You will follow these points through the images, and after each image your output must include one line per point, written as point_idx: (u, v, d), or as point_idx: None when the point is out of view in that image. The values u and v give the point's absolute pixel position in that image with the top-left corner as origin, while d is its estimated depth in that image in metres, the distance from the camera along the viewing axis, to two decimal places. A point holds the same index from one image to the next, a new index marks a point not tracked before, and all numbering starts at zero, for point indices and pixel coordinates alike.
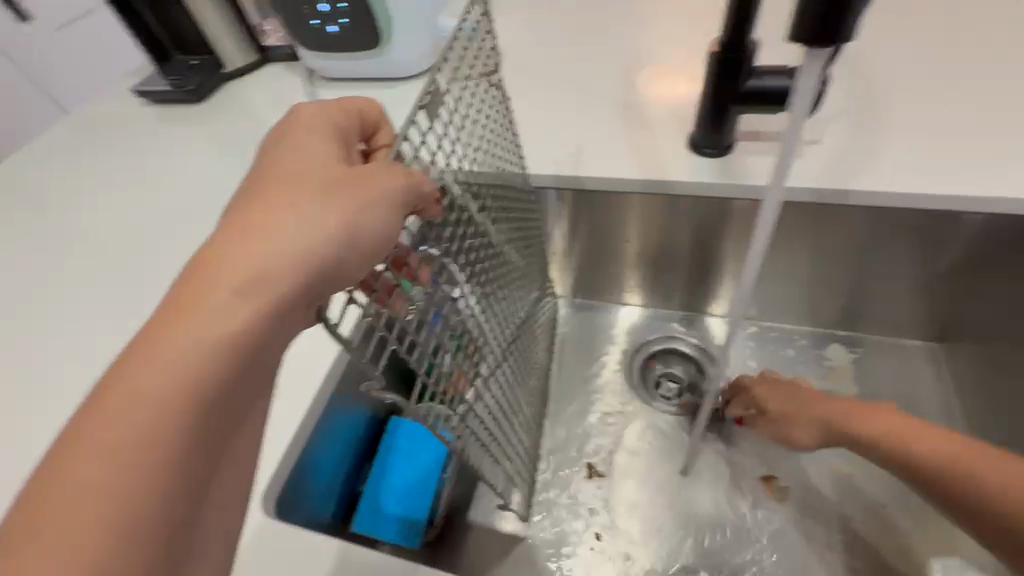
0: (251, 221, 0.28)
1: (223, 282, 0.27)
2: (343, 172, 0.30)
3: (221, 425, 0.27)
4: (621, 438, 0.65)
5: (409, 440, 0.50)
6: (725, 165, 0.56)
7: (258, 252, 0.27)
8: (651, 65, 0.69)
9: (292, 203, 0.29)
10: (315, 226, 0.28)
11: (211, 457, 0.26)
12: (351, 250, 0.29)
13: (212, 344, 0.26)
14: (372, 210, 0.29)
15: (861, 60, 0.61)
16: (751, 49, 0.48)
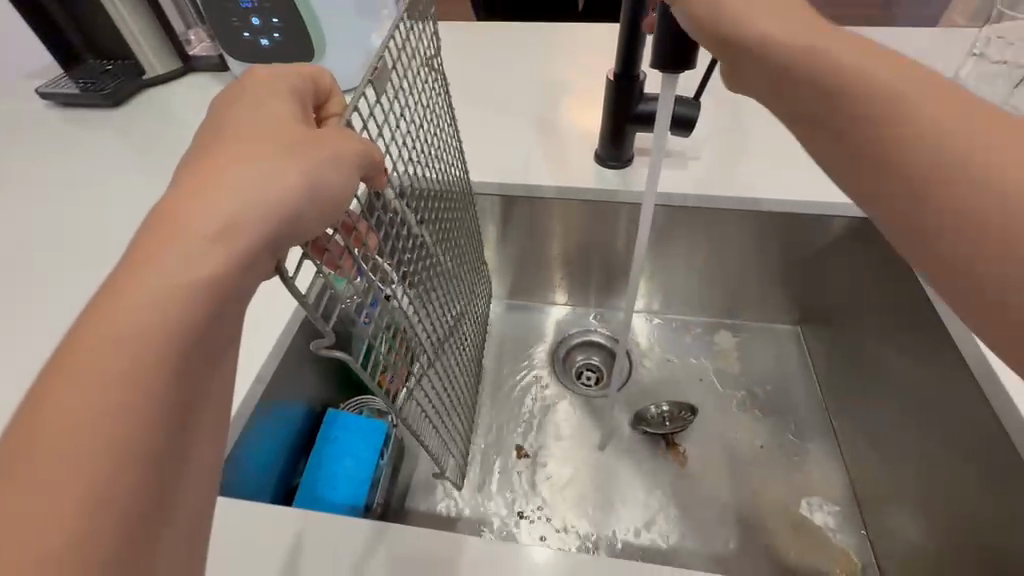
0: (216, 172, 0.28)
1: (191, 226, 0.26)
2: (302, 136, 0.31)
3: (203, 368, 0.26)
4: (546, 416, 0.71)
5: (344, 431, 0.52)
6: (626, 174, 0.66)
7: (229, 200, 0.27)
8: (562, 94, 0.78)
9: (255, 156, 0.29)
10: (281, 178, 0.29)
11: (190, 403, 0.26)
12: (319, 203, 0.30)
13: (186, 287, 0.25)
14: (335, 168, 0.31)
15: (734, 92, 0.74)
16: (639, 81, 0.58)
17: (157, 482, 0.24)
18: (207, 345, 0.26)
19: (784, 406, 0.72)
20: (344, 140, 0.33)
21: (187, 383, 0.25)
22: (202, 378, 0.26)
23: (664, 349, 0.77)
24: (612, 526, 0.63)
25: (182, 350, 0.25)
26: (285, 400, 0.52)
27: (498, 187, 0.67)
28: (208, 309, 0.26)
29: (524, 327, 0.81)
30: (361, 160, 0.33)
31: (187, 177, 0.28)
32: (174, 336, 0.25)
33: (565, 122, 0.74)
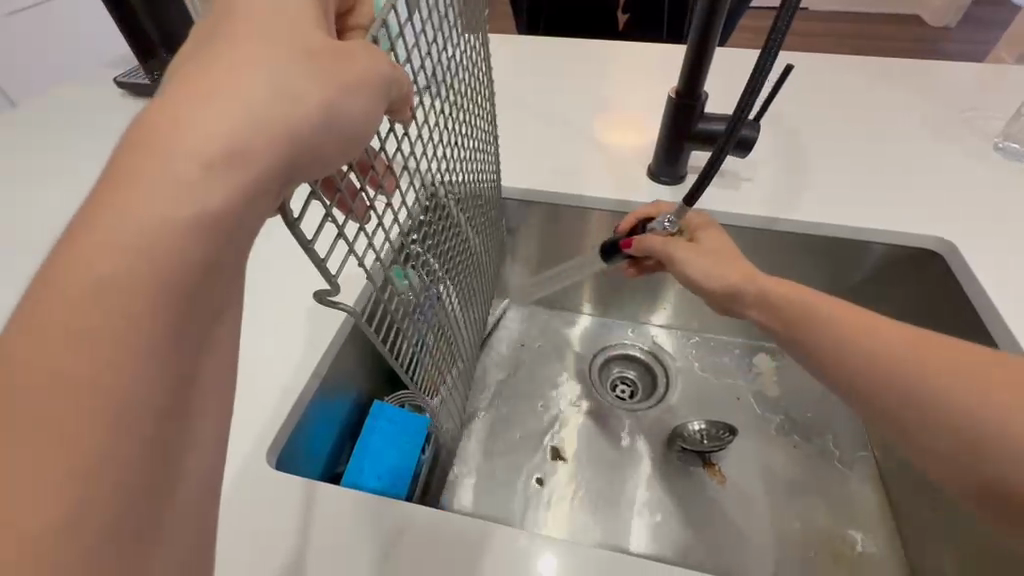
0: (210, 78, 0.26)
1: (186, 144, 0.25)
2: (322, 50, 0.30)
3: (211, 304, 0.25)
4: (566, 419, 0.72)
5: (384, 423, 0.53)
6: (680, 193, 0.67)
7: (229, 117, 0.26)
8: (614, 108, 0.80)
9: (256, 61, 0.27)
10: (290, 94, 0.28)
11: (196, 338, 0.25)
12: (333, 130, 0.30)
13: (190, 216, 0.24)
14: (352, 95, 0.30)
15: (785, 118, 0.75)
16: (701, 99, 0.59)
17: (164, 416, 0.23)
18: (219, 280, 0.25)
19: (819, 431, 0.71)
20: (362, 61, 0.31)
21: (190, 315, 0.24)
22: (212, 316, 0.26)
23: (704, 365, 0.77)
24: (627, 535, 0.62)
25: (188, 283, 0.24)
26: (344, 384, 0.55)
27: (519, 192, 0.70)
28: (216, 241, 0.25)
29: (543, 331, 0.81)
30: (380, 86, 0.32)
31: (190, 83, 0.26)
32: (175, 264, 0.24)
33: (614, 135, 0.76)
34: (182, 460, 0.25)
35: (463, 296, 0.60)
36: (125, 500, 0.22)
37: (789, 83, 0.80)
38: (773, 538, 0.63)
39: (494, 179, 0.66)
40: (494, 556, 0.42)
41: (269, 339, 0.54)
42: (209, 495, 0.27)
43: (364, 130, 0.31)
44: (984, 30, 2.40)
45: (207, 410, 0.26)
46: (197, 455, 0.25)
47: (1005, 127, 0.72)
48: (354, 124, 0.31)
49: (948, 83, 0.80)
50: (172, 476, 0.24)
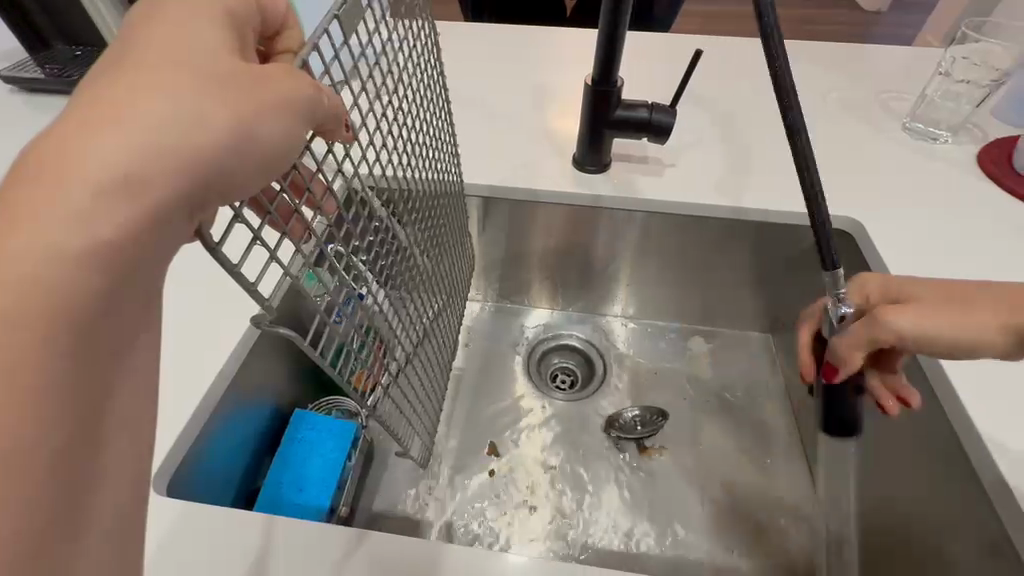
0: (113, 101, 0.24)
1: (83, 170, 0.22)
2: (236, 72, 0.27)
3: (111, 342, 0.24)
4: (533, 422, 0.71)
5: (313, 432, 0.51)
6: (601, 182, 0.67)
7: (127, 139, 0.23)
8: (544, 96, 0.79)
9: (161, 85, 0.25)
10: (201, 116, 0.25)
11: (91, 380, 0.23)
12: (247, 153, 0.27)
13: (81, 257, 0.22)
14: (270, 115, 0.27)
15: (712, 104, 0.76)
16: (615, 86, 0.59)
17: (61, 464, 0.22)
18: (116, 316, 0.24)
19: (753, 411, 0.73)
20: (287, 83, 0.29)
21: (84, 356, 0.23)
22: (112, 355, 0.24)
23: (645, 352, 0.78)
24: (590, 533, 0.63)
25: (80, 322, 0.22)
26: (258, 398, 0.53)
27: (486, 189, 0.68)
28: (113, 275, 0.23)
29: (503, 328, 0.80)
30: (307, 108, 0.30)
31: (83, 116, 0.23)
32: (71, 303, 0.22)
33: (545, 124, 0.75)
34: (86, 506, 0.23)
35: (414, 291, 0.56)
36: (20, 553, 0.21)
37: (717, 69, 0.81)
38: (717, 516, 0.65)
39: (456, 173, 0.64)
40: (460, 556, 0.42)
41: (193, 358, 0.49)
42: (115, 542, 0.25)
43: (283, 152, 0.29)
44: (907, 13, 2.51)
45: (116, 448, 0.24)
46: (105, 498, 0.24)
47: (914, 108, 0.75)
48: (272, 146, 0.28)
49: (862, 65, 0.83)
50: (76, 521, 0.23)
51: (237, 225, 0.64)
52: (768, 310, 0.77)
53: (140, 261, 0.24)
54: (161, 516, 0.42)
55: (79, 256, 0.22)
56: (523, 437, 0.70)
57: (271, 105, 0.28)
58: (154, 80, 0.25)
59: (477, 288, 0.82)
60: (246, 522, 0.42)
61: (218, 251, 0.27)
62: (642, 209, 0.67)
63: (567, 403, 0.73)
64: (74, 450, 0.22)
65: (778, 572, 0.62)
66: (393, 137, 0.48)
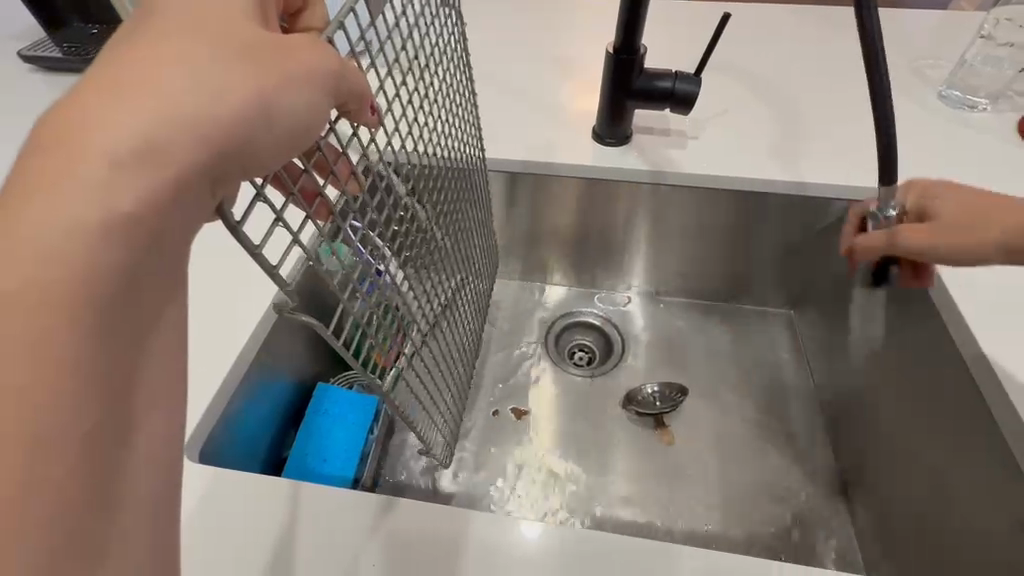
0: (129, 77, 0.24)
1: (100, 140, 0.22)
2: (255, 44, 0.27)
3: (137, 316, 0.23)
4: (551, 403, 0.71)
5: (337, 405, 0.52)
6: (621, 155, 0.66)
7: (147, 110, 0.23)
8: (562, 67, 0.77)
9: (180, 59, 0.25)
10: (223, 87, 0.25)
11: (121, 356, 0.23)
12: (267, 127, 0.26)
13: (98, 227, 0.22)
14: (296, 86, 0.27)
15: (738, 73, 0.74)
16: (641, 53, 0.58)
17: (96, 445, 0.22)
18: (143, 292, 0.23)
19: (771, 390, 0.73)
20: (310, 56, 0.28)
21: (108, 326, 0.22)
22: (140, 330, 0.23)
23: (665, 332, 0.78)
24: (614, 506, 0.63)
25: (104, 296, 0.22)
26: (279, 370, 0.53)
27: (520, 164, 0.67)
28: (135, 249, 0.23)
29: (525, 307, 0.80)
30: (329, 82, 0.29)
31: (97, 88, 0.23)
32: (99, 275, 0.22)
33: (564, 96, 0.73)
34: (123, 482, 0.23)
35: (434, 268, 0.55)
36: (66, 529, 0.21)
37: (741, 39, 0.78)
38: (738, 493, 0.65)
39: (478, 145, 0.63)
40: (476, 540, 0.42)
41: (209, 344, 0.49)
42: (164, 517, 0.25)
43: (307, 125, 0.28)
44: None
45: (149, 425, 0.24)
46: (142, 474, 0.24)
47: (952, 74, 0.72)
48: (296, 119, 0.27)
49: (896, 31, 0.79)
50: (112, 496, 0.23)
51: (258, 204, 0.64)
52: (788, 285, 0.76)
53: (160, 230, 0.23)
54: (188, 488, 0.43)
55: (100, 223, 0.22)
56: (548, 416, 0.70)
57: (286, 78, 0.27)
58: (175, 53, 0.25)
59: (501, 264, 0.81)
60: (280, 496, 0.43)
61: (239, 230, 0.26)
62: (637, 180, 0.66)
63: (582, 376, 0.74)
64: (107, 430, 0.22)
65: (801, 549, 0.62)
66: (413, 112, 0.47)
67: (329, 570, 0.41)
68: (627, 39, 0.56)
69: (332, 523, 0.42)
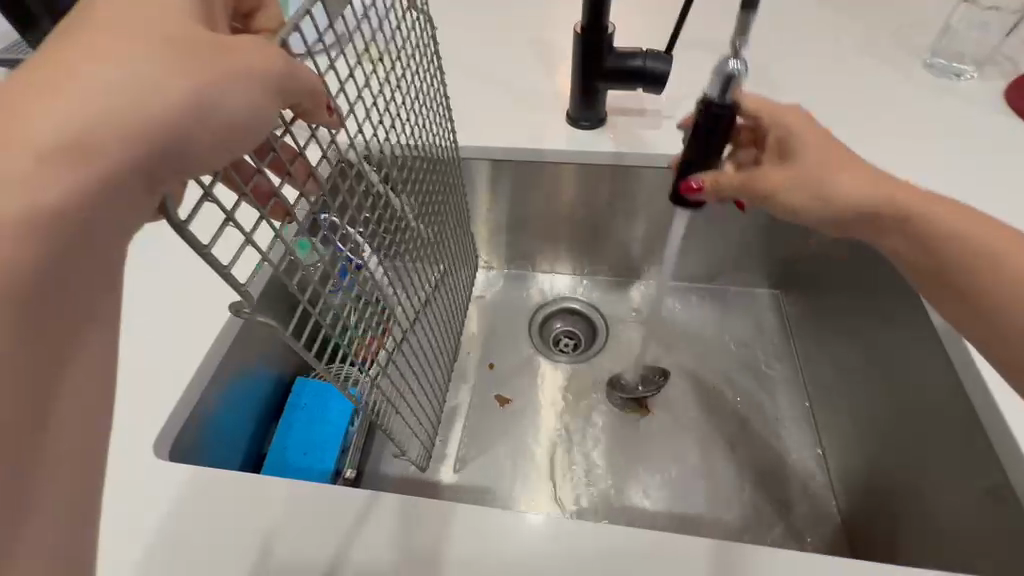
0: (62, 72, 0.23)
1: (25, 133, 0.22)
2: (194, 39, 0.26)
3: (65, 315, 0.23)
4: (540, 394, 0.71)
5: (315, 401, 0.53)
6: (598, 139, 0.64)
7: (74, 103, 0.23)
8: (536, 52, 0.76)
9: (111, 53, 0.24)
10: (156, 85, 0.24)
11: (49, 361, 0.23)
12: (205, 122, 0.26)
13: (17, 213, 0.22)
14: (238, 86, 0.26)
15: (717, 51, 0.72)
16: (608, 33, 0.56)
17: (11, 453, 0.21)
18: (75, 291, 0.24)
19: (756, 372, 0.72)
20: (255, 50, 0.28)
21: (37, 324, 0.22)
22: (72, 330, 0.24)
23: (647, 317, 0.77)
24: (598, 492, 0.64)
25: (28, 295, 0.22)
26: (255, 366, 0.54)
27: (498, 152, 0.66)
28: (58, 244, 0.23)
29: (513, 299, 0.80)
30: (277, 79, 0.28)
31: (25, 82, 0.23)
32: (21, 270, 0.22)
33: (537, 82, 0.72)
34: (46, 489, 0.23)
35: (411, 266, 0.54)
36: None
37: (721, 14, 0.76)
38: (721, 474, 0.65)
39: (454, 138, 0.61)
40: (463, 523, 0.43)
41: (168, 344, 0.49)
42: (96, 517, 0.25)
43: (248, 122, 0.27)
44: None
45: (78, 432, 0.24)
46: (72, 478, 0.24)
47: (938, 43, 0.70)
48: (234, 114, 0.26)
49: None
50: (31, 500, 0.22)
51: (206, 203, 0.63)
52: (772, 266, 0.75)
53: (80, 222, 0.23)
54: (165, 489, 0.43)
55: (14, 210, 0.22)
56: (536, 408, 0.70)
57: (227, 73, 0.26)
58: (109, 46, 0.24)
59: (486, 255, 0.81)
60: (256, 500, 0.43)
61: (183, 227, 0.25)
62: (613, 164, 0.65)
63: (568, 360, 0.74)
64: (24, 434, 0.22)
65: (782, 528, 0.62)
66: (383, 111, 0.46)
67: (313, 569, 0.41)
68: (596, 20, 0.54)
69: (317, 523, 0.42)
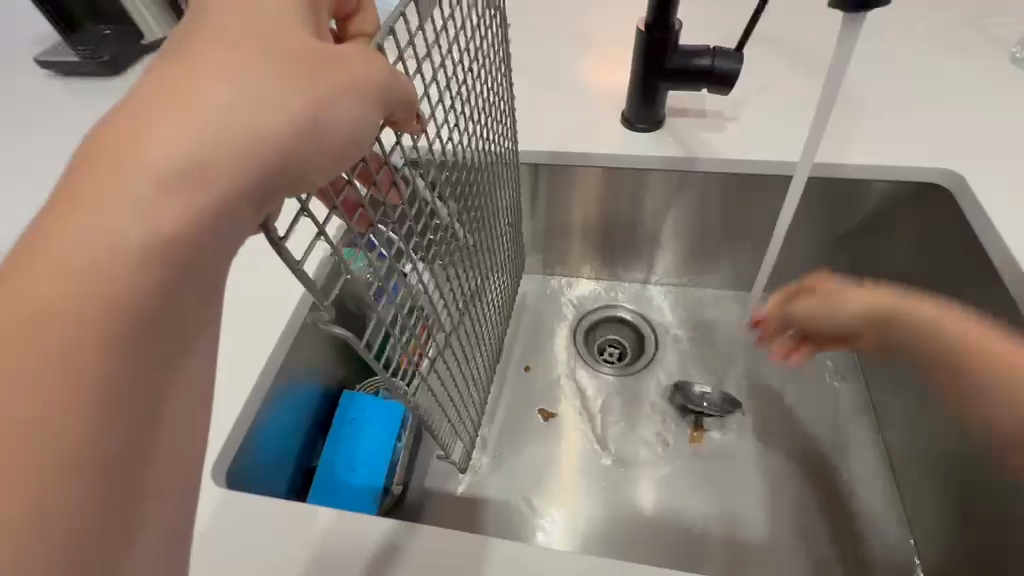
0: (184, 87, 0.23)
1: (148, 158, 0.22)
2: (302, 55, 0.26)
3: (178, 353, 0.23)
4: (587, 407, 0.69)
5: (364, 417, 0.51)
6: (658, 143, 0.61)
7: (195, 124, 0.23)
8: (586, 46, 0.72)
9: (229, 73, 0.24)
10: (274, 104, 0.24)
11: (159, 403, 0.23)
12: (315, 143, 0.26)
13: (143, 243, 0.22)
14: (343, 100, 0.26)
15: (781, 47, 0.68)
16: (674, 29, 0.53)
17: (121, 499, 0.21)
18: (187, 308, 0.23)
19: (814, 386, 0.70)
20: (359, 67, 0.27)
21: (157, 360, 0.22)
22: (182, 370, 0.23)
23: (697, 327, 0.75)
24: (652, 509, 0.62)
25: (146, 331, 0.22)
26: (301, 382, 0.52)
27: (548, 155, 0.62)
28: (177, 274, 0.22)
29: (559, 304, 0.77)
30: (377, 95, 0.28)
31: (147, 104, 0.23)
32: (144, 304, 0.22)
33: (590, 79, 0.69)
34: (144, 514, 0.22)
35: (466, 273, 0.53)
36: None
37: (782, 8, 0.72)
38: (778, 493, 0.63)
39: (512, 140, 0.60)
40: (499, 557, 0.41)
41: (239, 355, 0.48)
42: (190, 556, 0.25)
43: (351, 142, 0.27)
44: None
45: (182, 472, 0.24)
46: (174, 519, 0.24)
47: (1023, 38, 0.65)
48: (340, 134, 0.26)
49: None
50: (133, 514, 0.22)
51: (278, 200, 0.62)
52: (833, 275, 0.72)
53: (197, 248, 0.23)
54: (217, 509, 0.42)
55: (141, 237, 0.21)
56: (586, 420, 0.68)
57: (335, 92, 0.26)
58: (225, 64, 0.24)
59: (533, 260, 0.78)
60: (302, 518, 0.42)
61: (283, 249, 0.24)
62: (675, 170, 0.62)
63: (613, 372, 0.71)
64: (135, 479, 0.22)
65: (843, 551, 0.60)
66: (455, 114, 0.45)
67: None
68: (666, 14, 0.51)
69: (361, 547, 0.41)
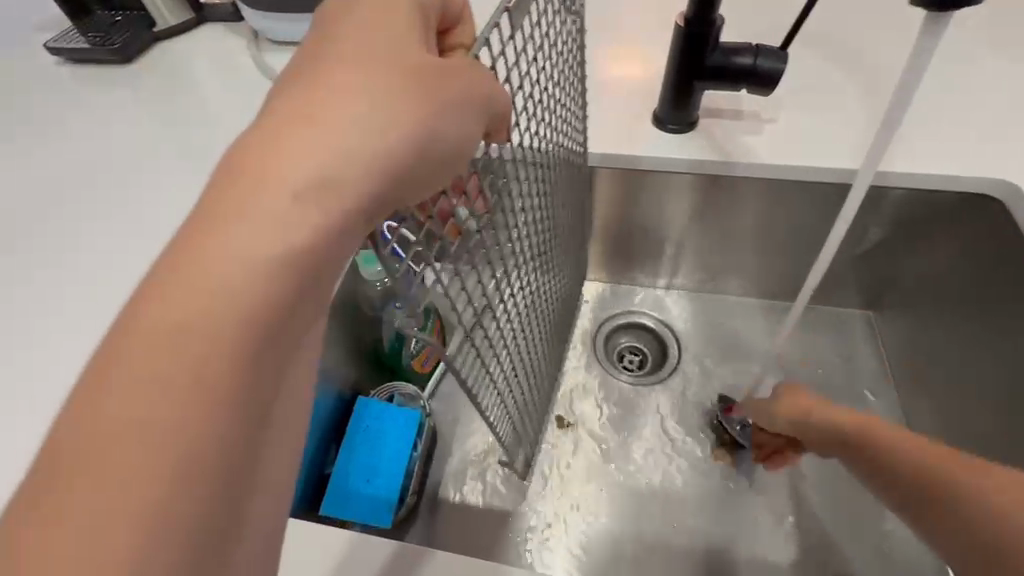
0: (317, 104, 0.25)
1: (285, 172, 0.23)
2: (418, 73, 0.27)
3: (266, 381, 0.23)
4: (628, 415, 0.67)
5: (379, 425, 0.49)
6: (689, 145, 0.58)
7: (328, 143, 0.24)
8: (611, 36, 0.68)
9: (353, 93, 0.25)
10: (391, 121, 0.25)
11: (250, 431, 0.22)
12: (426, 158, 0.26)
13: (271, 257, 0.23)
14: (449, 115, 0.27)
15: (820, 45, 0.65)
16: (715, 25, 0.51)
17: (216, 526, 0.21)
18: (299, 318, 0.24)
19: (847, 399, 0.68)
20: (468, 82, 0.28)
21: (254, 388, 0.22)
22: (267, 397, 0.23)
23: (723, 336, 0.72)
24: (683, 523, 0.61)
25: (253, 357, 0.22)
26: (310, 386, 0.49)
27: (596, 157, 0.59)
28: (291, 290, 0.23)
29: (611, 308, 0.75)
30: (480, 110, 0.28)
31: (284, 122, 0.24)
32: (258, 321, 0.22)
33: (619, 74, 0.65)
34: (229, 542, 0.22)
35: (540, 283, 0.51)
36: None
37: (822, 4, 0.69)
38: (811, 509, 0.61)
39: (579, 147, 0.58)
40: None
41: None
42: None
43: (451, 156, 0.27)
44: None
45: (259, 502, 0.23)
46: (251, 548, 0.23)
47: None
48: (446, 150, 0.27)
49: None
50: (217, 547, 0.21)
51: None
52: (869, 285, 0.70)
53: (314, 262, 0.23)
54: None
55: (273, 252, 0.23)
56: (624, 429, 0.66)
57: (444, 107, 0.27)
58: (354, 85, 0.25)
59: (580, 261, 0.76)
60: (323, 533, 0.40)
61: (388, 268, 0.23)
62: (710, 174, 0.59)
63: (633, 380, 0.69)
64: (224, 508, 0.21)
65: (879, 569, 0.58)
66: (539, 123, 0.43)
67: None
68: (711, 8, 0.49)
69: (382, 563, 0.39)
